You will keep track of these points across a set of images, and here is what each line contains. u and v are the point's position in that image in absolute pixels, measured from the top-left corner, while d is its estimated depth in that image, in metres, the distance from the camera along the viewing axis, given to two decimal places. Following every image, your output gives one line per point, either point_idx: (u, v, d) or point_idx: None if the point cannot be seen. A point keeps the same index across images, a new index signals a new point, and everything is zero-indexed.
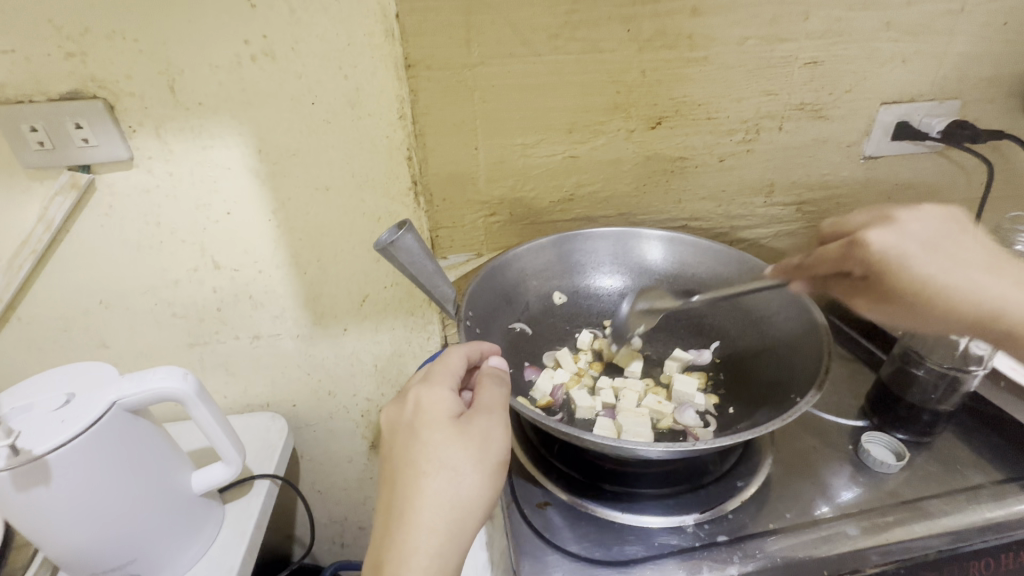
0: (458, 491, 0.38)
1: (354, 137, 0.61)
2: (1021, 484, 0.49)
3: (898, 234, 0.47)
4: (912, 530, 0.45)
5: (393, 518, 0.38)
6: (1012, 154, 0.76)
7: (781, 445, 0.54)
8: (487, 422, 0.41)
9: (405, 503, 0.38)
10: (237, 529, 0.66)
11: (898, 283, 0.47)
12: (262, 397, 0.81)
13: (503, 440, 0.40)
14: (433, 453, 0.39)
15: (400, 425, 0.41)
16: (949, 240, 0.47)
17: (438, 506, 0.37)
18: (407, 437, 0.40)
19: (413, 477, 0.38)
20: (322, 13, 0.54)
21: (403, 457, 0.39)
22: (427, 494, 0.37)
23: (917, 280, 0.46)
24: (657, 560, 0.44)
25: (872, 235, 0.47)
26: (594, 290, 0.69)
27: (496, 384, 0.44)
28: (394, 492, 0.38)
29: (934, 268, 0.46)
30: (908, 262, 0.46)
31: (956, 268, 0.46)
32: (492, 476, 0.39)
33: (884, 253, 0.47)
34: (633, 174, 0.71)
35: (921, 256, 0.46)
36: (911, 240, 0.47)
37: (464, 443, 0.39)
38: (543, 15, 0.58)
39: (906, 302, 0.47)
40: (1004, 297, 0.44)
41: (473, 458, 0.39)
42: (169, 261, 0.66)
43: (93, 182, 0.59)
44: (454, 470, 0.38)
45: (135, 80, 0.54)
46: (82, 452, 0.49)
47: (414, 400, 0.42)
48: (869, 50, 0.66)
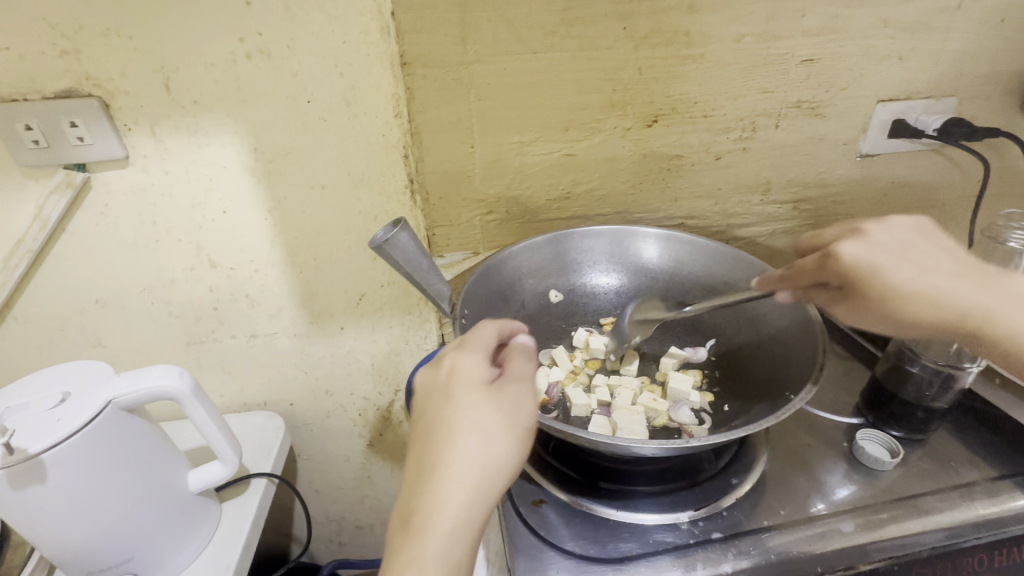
0: (489, 453, 0.37)
1: (350, 135, 0.61)
2: (1014, 481, 0.49)
3: (867, 246, 0.44)
4: (906, 527, 0.45)
5: (421, 474, 0.37)
6: (1008, 152, 0.77)
7: (776, 443, 0.54)
8: (520, 390, 0.40)
9: (435, 459, 0.37)
10: (234, 527, 0.66)
11: (875, 294, 0.43)
12: (259, 396, 0.81)
13: (535, 409, 0.40)
14: (465, 414, 0.38)
15: (433, 386, 0.41)
16: (919, 247, 0.44)
17: (469, 467, 0.36)
18: (440, 398, 0.40)
19: (444, 436, 0.37)
20: (317, 10, 0.54)
21: (434, 416, 0.39)
22: (458, 453, 0.37)
23: (896, 289, 0.43)
24: (652, 557, 0.44)
25: (844, 248, 0.44)
26: (590, 289, 0.69)
27: (529, 356, 0.44)
28: (423, 449, 0.38)
29: (910, 276, 0.43)
30: (884, 271, 0.43)
31: (930, 274, 0.43)
32: (523, 444, 0.38)
33: (857, 264, 0.44)
34: (630, 173, 0.71)
35: (895, 263, 0.43)
36: (883, 248, 0.44)
37: (497, 407, 0.39)
38: (539, 13, 0.58)
39: (885, 313, 0.44)
40: (979, 301, 0.42)
41: (504, 423, 0.38)
42: (165, 260, 0.66)
43: (88, 181, 0.59)
44: (485, 432, 0.37)
45: (130, 78, 0.54)
46: (76, 450, 0.49)
47: (448, 364, 0.41)
48: (865, 48, 0.66)
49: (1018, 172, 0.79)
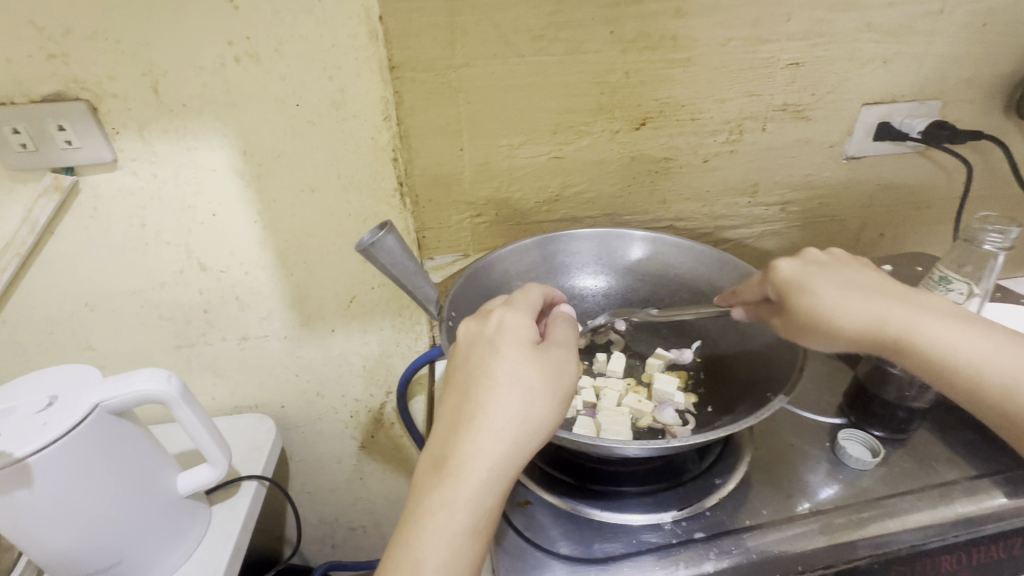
0: (533, 407, 0.39)
1: (339, 138, 0.61)
2: (993, 479, 0.49)
3: (800, 263, 0.50)
4: (886, 526, 0.46)
5: (463, 420, 0.39)
6: (990, 154, 0.78)
7: (760, 443, 0.55)
8: (563, 355, 0.42)
9: (479, 408, 0.38)
10: (224, 530, 0.66)
11: (803, 308, 0.48)
12: (250, 398, 0.81)
13: (575, 375, 0.42)
14: (510, 369, 0.40)
15: (480, 340, 0.42)
16: (845, 270, 0.49)
17: (508, 418, 0.38)
18: (486, 351, 0.41)
19: (488, 387, 0.39)
20: (305, 15, 0.54)
21: (479, 367, 0.40)
22: (501, 405, 0.38)
23: (821, 305, 0.47)
24: (635, 557, 0.44)
25: (780, 263, 0.50)
26: (578, 291, 0.69)
27: (569, 327, 0.46)
28: (466, 397, 0.39)
29: (834, 292, 0.47)
30: (811, 287, 0.48)
31: (853, 291, 0.47)
32: (562, 407, 0.40)
33: (787, 281, 0.49)
34: (618, 175, 0.72)
35: (821, 280, 0.48)
36: (811, 268, 0.49)
37: (541, 367, 0.40)
38: (527, 17, 0.58)
39: (813, 327, 0.48)
40: (897, 316, 0.46)
41: (547, 383, 0.40)
42: (155, 263, 0.66)
43: (76, 184, 0.59)
44: (529, 389, 0.39)
45: (118, 81, 0.54)
46: (62, 455, 0.49)
47: (497, 320, 0.43)
48: (850, 51, 0.66)
49: (1001, 174, 0.80)
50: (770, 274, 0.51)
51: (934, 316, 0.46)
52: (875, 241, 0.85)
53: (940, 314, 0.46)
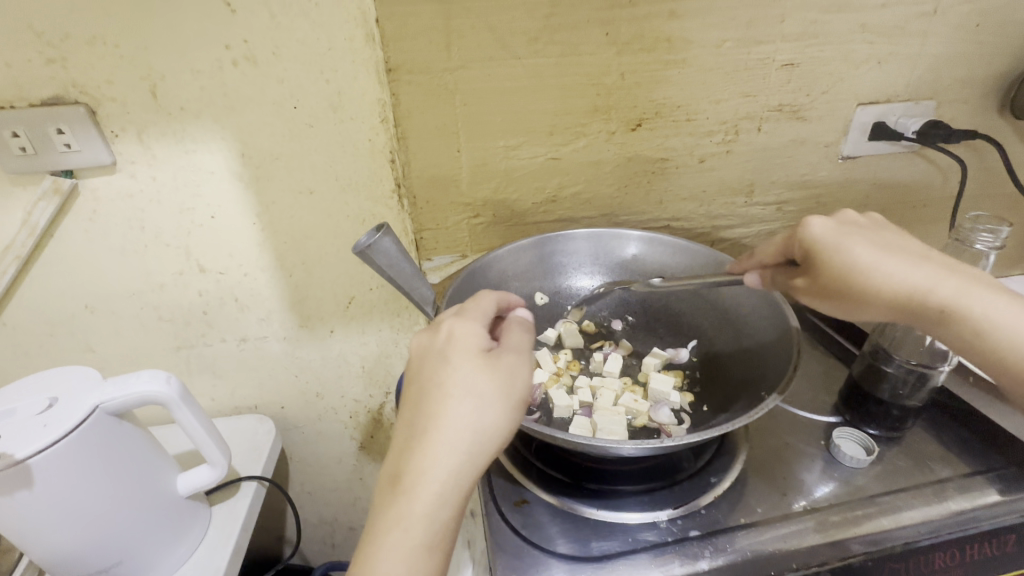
0: (483, 417, 0.38)
1: (336, 140, 0.62)
2: (987, 477, 0.50)
3: (835, 224, 0.47)
4: (880, 523, 0.46)
5: (415, 435, 0.38)
6: (985, 154, 0.78)
7: (756, 442, 0.55)
8: (516, 360, 0.41)
9: (429, 422, 0.38)
10: (224, 530, 0.66)
11: (834, 268, 0.46)
12: (250, 399, 0.81)
13: (528, 379, 0.41)
14: (460, 380, 0.39)
15: (430, 351, 0.42)
16: (880, 234, 0.47)
17: (459, 430, 0.38)
18: (436, 362, 0.40)
19: (438, 399, 0.39)
20: (302, 18, 0.54)
21: (428, 380, 0.40)
22: (451, 417, 0.38)
23: (853, 265, 0.45)
24: (630, 555, 0.45)
25: (812, 222, 0.48)
26: (575, 291, 0.70)
27: (525, 330, 0.45)
28: (417, 411, 0.39)
29: (869, 252, 0.45)
30: (844, 246, 0.45)
31: (889, 253, 0.45)
32: (515, 413, 0.39)
33: (818, 241, 0.47)
34: (615, 176, 0.72)
35: (856, 240, 0.46)
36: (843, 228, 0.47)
37: (492, 374, 0.40)
38: (522, 19, 0.58)
39: (844, 288, 0.45)
40: (939, 284, 0.43)
41: (498, 391, 0.39)
42: (154, 265, 0.66)
43: (76, 187, 0.59)
44: (479, 398, 0.38)
45: (116, 85, 0.54)
46: (62, 456, 0.49)
47: (446, 330, 0.42)
48: (845, 52, 0.67)
49: (996, 174, 0.80)
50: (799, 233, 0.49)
51: (983, 288, 0.43)
52: None
53: (988, 288, 0.43)
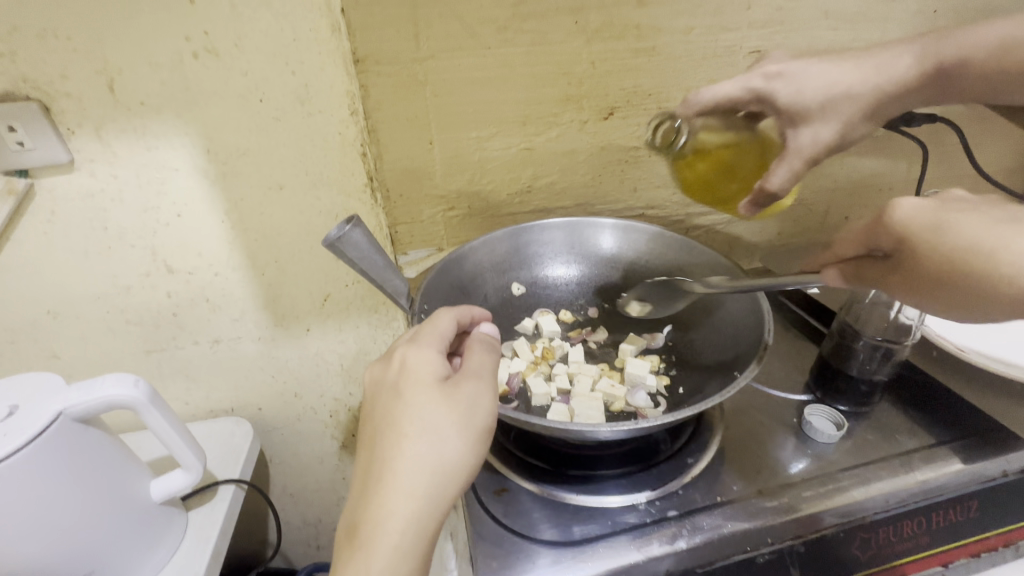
0: (442, 453, 0.38)
1: (306, 134, 0.60)
2: (951, 447, 0.52)
3: (937, 207, 0.38)
4: (852, 495, 0.47)
5: (371, 480, 0.37)
6: (943, 137, 0.81)
7: (731, 420, 0.57)
8: (475, 387, 0.41)
9: (385, 464, 0.37)
10: (202, 535, 0.65)
11: (939, 253, 0.36)
12: (226, 402, 0.80)
13: (489, 406, 0.40)
14: (417, 415, 0.39)
15: (384, 385, 0.41)
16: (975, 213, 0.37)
17: (418, 469, 0.37)
18: (390, 397, 0.40)
19: (394, 439, 0.38)
20: (264, 8, 0.53)
21: (384, 418, 0.39)
22: (408, 456, 0.37)
23: (954, 249, 0.36)
24: (610, 538, 0.45)
25: (904, 203, 0.39)
26: (550, 281, 0.70)
27: (485, 351, 0.45)
28: (374, 453, 0.38)
29: (985, 235, 0.35)
30: (945, 227, 0.37)
31: (999, 230, 0.35)
32: (476, 445, 0.39)
33: (913, 224, 0.38)
34: (589, 165, 0.72)
35: (964, 218, 0.36)
36: (952, 206, 0.38)
37: (450, 406, 0.39)
38: (490, 8, 0.58)
39: (955, 276, 0.36)
40: None
41: (456, 423, 0.39)
42: (119, 267, 0.64)
43: (31, 187, 0.57)
44: (437, 434, 0.38)
45: (71, 80, 0.52)
46: (33, 462, 0.47)
47: (400, 360, 0.42)
48: (810, 39, 0.68)
49: (954, 156, 0.83)
50: (886, 215, 0.40)
51: None
52: (840, 224, 0.88)
53: None
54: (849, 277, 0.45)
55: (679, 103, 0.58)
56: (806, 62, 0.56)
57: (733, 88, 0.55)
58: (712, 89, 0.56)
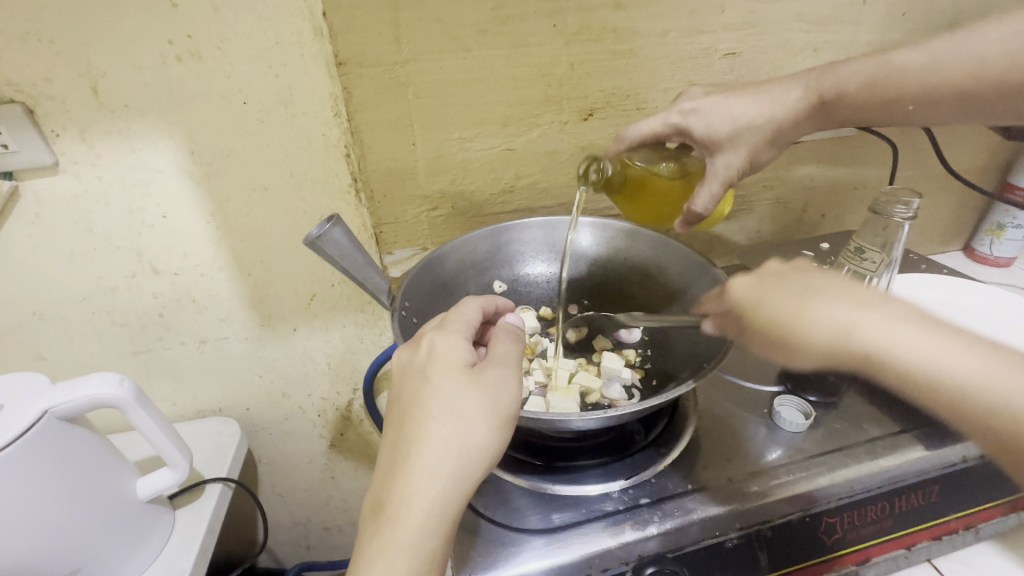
0: (469, 437, 0.38)
1: (289, 135, 0.61)
2: (915, 434, 0.53)
3: (756, 280, 0.48)
4: (818, 481, 0.49)
5: (398, 460, 0.38)
6: (915, 136, 0.83)
7: (703, 411, 0.58)
8: (500, 375, 0.42)
9: (412, 445, 0.38)
10: (190, 532, 0.66)
11: (765, 320, 0.45)
12: (214, 402, 0.80)
13: (514, 395, 0.41)
14: (445, 399, 0.39)
15: (412, 369, 0.42)
16: (800, 278, 0.46)
17: (446, 451, 0.38)
18: (418, 381, 0.41)
19: (421, 422, 0.39)
20: (246, 12, 0.54)
21: (411, 401, 0.40)
22: (436, 439, 0.38)
23: (772, 317, 0.45)
24: (584, 525, 0.46)
25: (737, 281, 0.49)
26: (531, 279, 0.71)
27: (511, 342, 0.46)
28: (401, 434, 0.39)
29: (793, 301, 0.44)
30: (765, 302, 0.46)
31: (813, 296, 0.43)
32: (501, 430, 0.40)
33: (745, 296, 0.48)
34: (571, 165, 0.74)
35: (774, 292, 0.46)
36: (767, 278, 0.47)
37: (477, 392, 0.40)
38: (470, 12, 0.59)
39: (780, 340, 0.44)
40: (860, 324, 0.40)
41: (484, 409, 0.40)
42: (105, 268, 0.64)
43: (16, 189, 0.57)
44: (465, 418, 0.39)
45: (54, 83, 0.53)
46: (21, 458, 0.48)
47: (428, 346, 0.43)
48: (783, 41, 0.70)
49: (927, 155, 0.86)
50: (729, 290, 0.50)
51: (907, 326, 0.39)
52: (817, 222, 0.90)
53: (916, 323, 0.40)
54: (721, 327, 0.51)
55: (612, 141, 0.64)
56: (717, 97, 0.62)
57: (655, 123, 0.62)
58: (637, 127, 0.63)
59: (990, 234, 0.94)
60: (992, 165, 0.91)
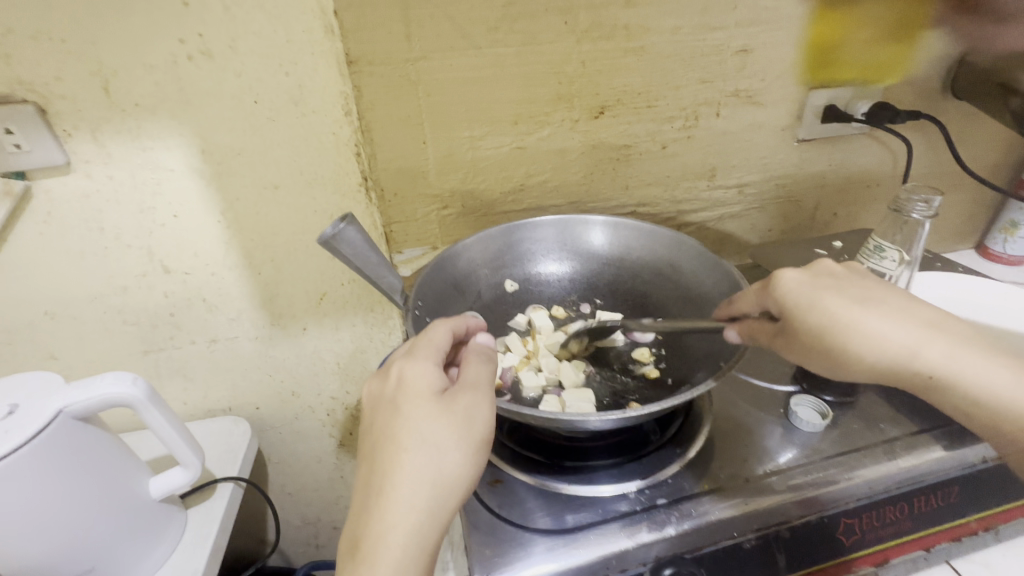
0: (441, 467, 0.38)
1: (299, 133, 0.61)
2: (933, 434, 0.53)
3: (810, 282, 0.51)
4: (836, 482, 0.49)
5: (372, 494, 0.38)
6: (929, 133, 0.83)
7: (719, 411, 0.58)
8: (472, 399, 0.41)
9: (384, 479, 0.38)
10: (202, 530, 0.66)
11: (814, 324, 0.50)
12: (224, 401, 0.80)
13: (487, 418, 0.41)
14: (416, 428, 0.39)
15: (382, 399, 0.42)
16: (866, 290, 0.51)
17: (419, 482, 0.38)
18: (388, 412, 0.41)
19: (394, 453, 0.39)
20: (257, 10, 0.53)
21: (383, 432, 0.40)
22: (408, 470, 0.38)
23: (813, 323, 0.50)
24: (601, 526, 0.46)
25: (786, 275, 0.52)
26: (542, 277, 0.71)
27: (482, 362, 0.45)
28: (374, 467, 0.39)
29: (854, 310, 0.49)
30: (819, 304, 0.50)
31: (872, 311, 0.49)
32: (475, 455, 0.40)
33: (791, 294, 0.51)
34: (581, 163, 0.73)
35: (831, 294, 0.50)
36: (824, 284, 0.51)
37: (448, 420, 0.40)
38: (481, 10, 0.59)
39: (823, 345, 0.50)
40: (922, 347, 0.48)
41: (455, 437, 0.40)
42: (116, 267, 0.64)
43: (28, 188, 0.57)
44: (436, 448, 0.39)
45: (66, 82, 0.53)
46: (36, 457, 0.48)
47: (397, 374, 0.43)
48: (796, 37, 0.70)
49: (940, 153, 0.85)
50: (774, 285, 0.52)
51: (963, 342, 0.48)
52: (829, 220, 0.89)
53: (974, 352, 0.48)
54: (746, 334, 0.53)
55: None
56: None
57: None
58: None
59: (1003, 233, 0.92)
60: (1005, 162, 0.90)
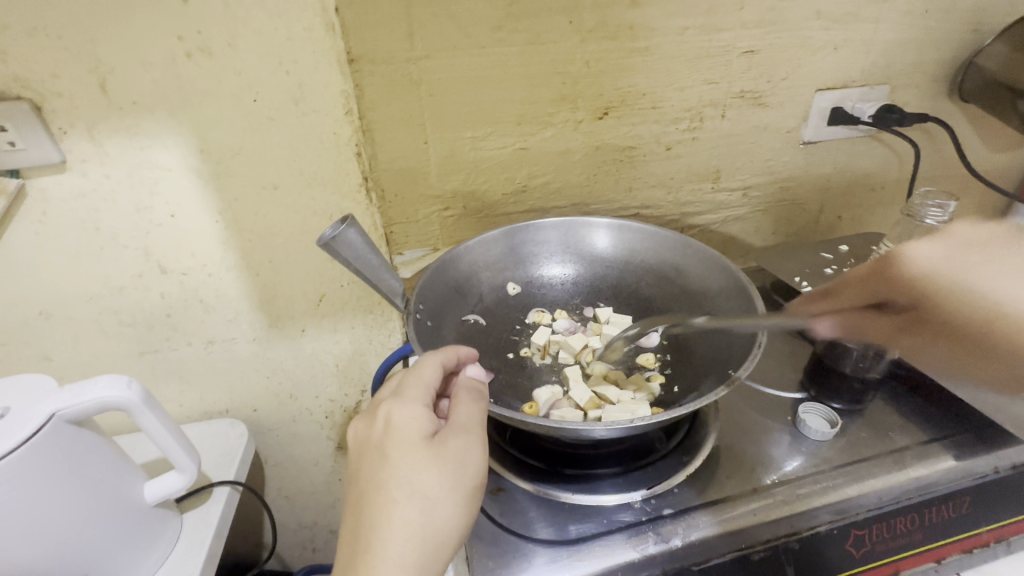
0: (432, 517, 0.37)
1: (300, 134, 0.60)
2: (943, 443, 0.53)
3: (938, 248, 0.51)
4: (845, 493, 0.48)
5: (360, 546, 0.36)
6: (935, 137, 0.82)
7: (725, 420, 0.57)
8: (464, 443, 0.40)
9: (373, 530, 0.36)
10: (197, 537, 0.65)
11: (967, 308, 0.49)
12: (221, 403, 0.79)
13: (478, 464, 0.40)
14: (404, 478, 0.38)
15: (369, 443, 0.41)
16: (968, 253, 0.50)
17: (409, 533, 0.36)
18: (376, 458, 0.39)
19: (383, 504, 0.37)
20: (257, 8, 0.52)
21: (370, 480, 0.38)
22: (398, 521, 0.36)
23: (945, 298, 0.50)
24: (605, 537, 0.45)
25: (920, 247, 0.51)
26: (545, 280, 0.70)
27: (472, 402, 0.44)
28: (362, 518, 0.37)
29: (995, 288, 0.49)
30: (960, 276, 0.49)
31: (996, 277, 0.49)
32: (467, 502, 0.39)
33: (933, 267, 0.50)
34: (584, 165, 0.72)
35: (965, 266, 0.50)
36: (955, 255, 0.50)
37: (438, 466, 0.39)
38: (484, 8, 0.58)
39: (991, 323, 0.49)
40: None
41: (446, 484, 0.38)
42: (111, 268, 0.63)
43: (22, 188, 0.56)
44: (427, 497, 0.37)
45: (62, 79, 0.52)
46: (25, 462, 0.47)
47: (384, 417, 0.41)
48: (802, 38, 0.69)
49: (946, 157, 0.84)
50: (904, 261, 0.51)
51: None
52: (834, 224, 0.89)
53: None
54: (843, 324, 0.52)
55: None
56: None
57: None
58: None
59: None
60: (1011, 167, 0.89)
